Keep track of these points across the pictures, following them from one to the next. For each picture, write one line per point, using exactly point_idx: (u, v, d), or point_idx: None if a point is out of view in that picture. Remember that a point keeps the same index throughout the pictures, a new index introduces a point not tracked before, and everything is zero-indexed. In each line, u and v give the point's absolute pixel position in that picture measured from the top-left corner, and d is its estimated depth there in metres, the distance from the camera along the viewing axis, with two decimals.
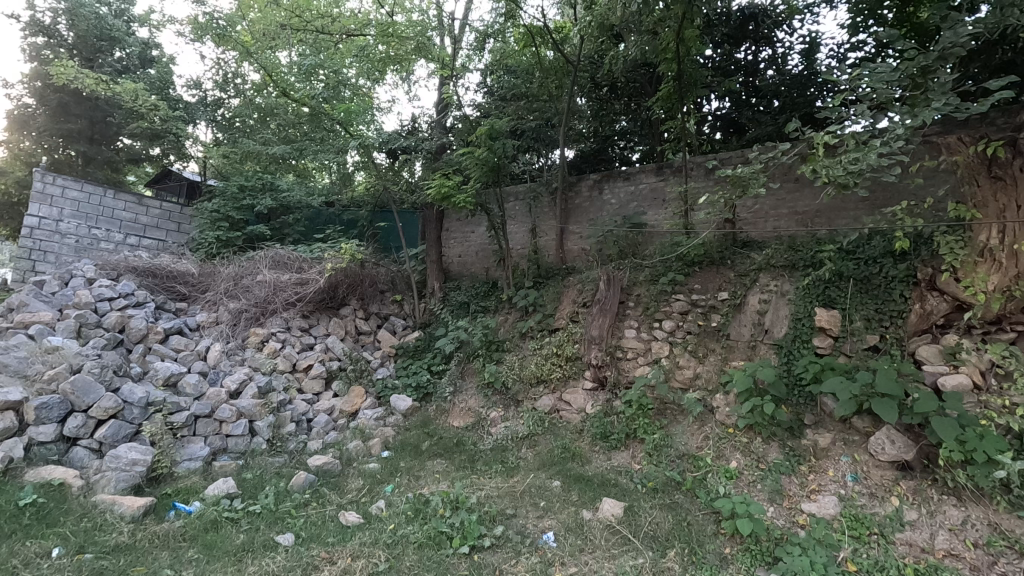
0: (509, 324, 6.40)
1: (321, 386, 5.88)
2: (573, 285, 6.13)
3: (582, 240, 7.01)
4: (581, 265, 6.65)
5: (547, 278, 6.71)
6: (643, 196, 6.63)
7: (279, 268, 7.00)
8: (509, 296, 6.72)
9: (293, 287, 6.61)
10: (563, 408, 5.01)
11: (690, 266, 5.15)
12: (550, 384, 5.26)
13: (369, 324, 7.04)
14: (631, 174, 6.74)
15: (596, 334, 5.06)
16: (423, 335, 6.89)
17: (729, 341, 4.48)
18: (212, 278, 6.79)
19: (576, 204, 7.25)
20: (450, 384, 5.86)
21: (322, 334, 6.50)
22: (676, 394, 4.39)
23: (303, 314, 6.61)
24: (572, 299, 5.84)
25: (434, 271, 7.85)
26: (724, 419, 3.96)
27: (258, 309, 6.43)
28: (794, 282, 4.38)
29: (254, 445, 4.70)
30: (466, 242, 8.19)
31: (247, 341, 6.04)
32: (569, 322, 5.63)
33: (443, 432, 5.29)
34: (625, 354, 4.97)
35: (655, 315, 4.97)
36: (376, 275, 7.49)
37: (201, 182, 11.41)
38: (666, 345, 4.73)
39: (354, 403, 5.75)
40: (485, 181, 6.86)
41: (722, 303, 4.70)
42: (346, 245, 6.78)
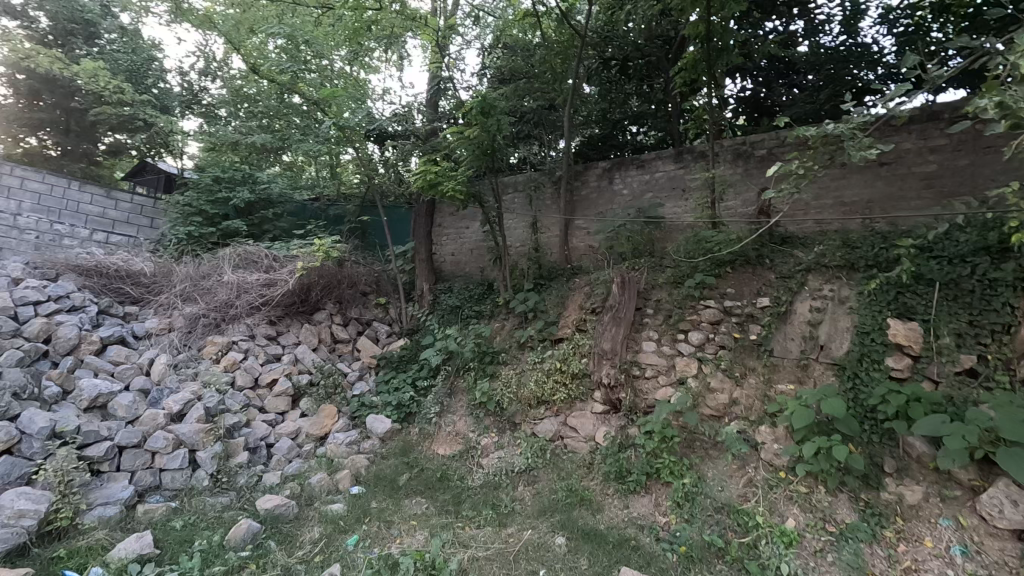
0: (506, 333, 5.58)
1: (286, 405, 5.07)
2: (579, 289, 5.30)
3: (589, 237, 6.18)
4: (589, 265, 5.82)
5: (550, 279, 5.89)
6: (660, 186, 5.80)
7: (245, 268, 6.20)
8: (506, 300, 5.91)
9: (260, 289, 5.80)
10: (569, 437, 4.20)
11: (720, 266, 4.31)
12: (554, 407, 4.43)
13: (348, 330, 6.20)
14: (646, 161, 5.91)
15: (607, 348, 4.22)
16: (409, 343, 6.08)
17: (773, 358, 3.65)
18: (168, 278, 5.98)
19: (583, 196, 6.42)
20: (436, 403, 5.03)
21: (292, 344, 5.69)
22: (708, 424, 3.57)
23: (271, 320, 5.79)
24: (578, 304, 5.01)
25: (424, 271, 7.06)
26: (774, 461, 3.14)
27: (218, 315, 5.61)
28: (854, 287, 3.54)
29: (193, 482, 3.89)
30: (461, 239, 7.40)
31: (202, 352, 5.24)
32: (576, 332, 4.80)
33: (425, 462, 4.48)
34: (643, 372, 4.14)
35: (679, 325, 4.13)
36: (357, 275, 6.63)
37: (178, 174, 10.59)
38: (694, 362, 3.89)
39: (324, 425, 4.94)
40: (478, 167, 6.02)
41: (763, 312, 3.87)
42: (320, 241, 5.94)
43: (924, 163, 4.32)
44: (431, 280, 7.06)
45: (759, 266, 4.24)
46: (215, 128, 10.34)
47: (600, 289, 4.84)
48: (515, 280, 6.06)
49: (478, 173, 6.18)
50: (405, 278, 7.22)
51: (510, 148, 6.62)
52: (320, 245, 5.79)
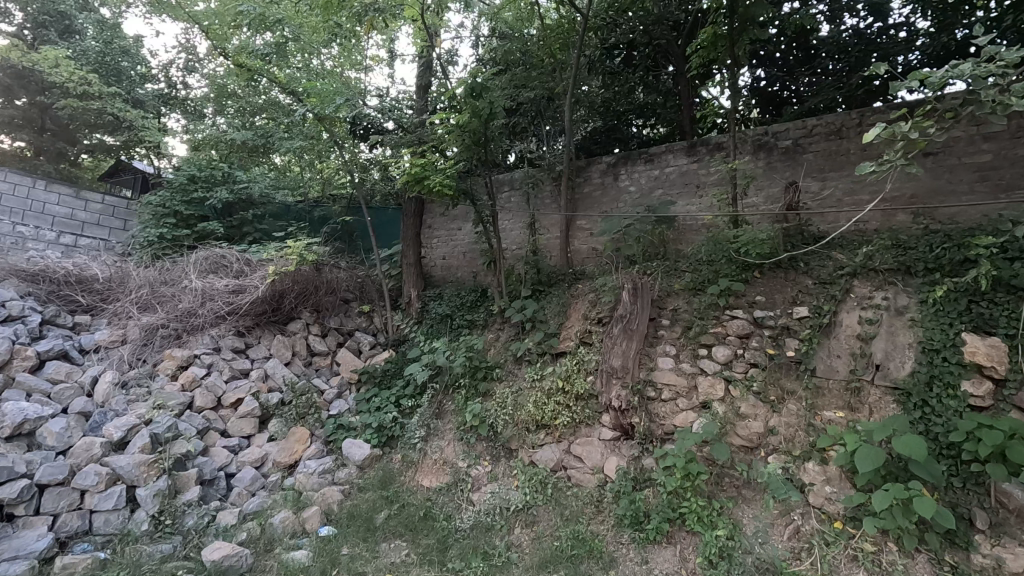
0: (500, 346, 5.04)
1: (253, 427, 4.49)
2: (583, 296, 4.74)
3: (592, 238, 5.62)
4: (592, 269, 5.26)
5: (549, 285, 5.34)
6: (670, 182, 5.25)
7: (211, 272, 5.61)
8: (501, 309, 5.37)
9: (226, 296, 5.22)
10: (574, 468, 3.64)
11: (745, 270, 3.75)
12: (555, 432, 3.87)
13: (326, 341, 5.61)
14: (655, 155, 5.37)
15: (618, 365, 3.65)
16: (394, 356, 5.52)
17: (815, 378, 3.09)
18: (125, 283, 5.38)
19: (585, 194, 5.86)
20: (422, 425, 4.46)
21: (261, 358, 5.09)
22: (740, 458, 3.02)
23: (239, 331, 5.20)
24: (583, 313, 4.45)
25: (412, 276, 6.50)
26: (827, 508, 2.60)
27: (179, 326, 5.03)
28: (914, 295, 2.98)
29: (130, 525, 3.30)
30: (452, 242, 6.84)
31: (158, 368, 4.64)
32: (580, 345, 4.24)
33: (408, 496, 3.90)
34: (660, 394, 3.57)
35: (701, 338, 3.57)
36: (337, 280, 6.03)
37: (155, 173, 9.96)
38: (720, 381, 3.33)
39: (293, 451, 4.34)
40: (469, 158, 5.44)
41: (801, 323, 3.31)
42: (294, 243, 5.37)
43: (977, 152, 3.76)
44: (420, 286, 6.49)
45: (791, 269, 3.69)
46: (192, 121, 9.68)
47: (606, 297, 4.28)
48: (511, 285, 5.49)
49: (467, 168, 5.64)
50: (391, 284, 6.67)
51: (504, 141, 6.03)
52: (294, 248, 5.23)
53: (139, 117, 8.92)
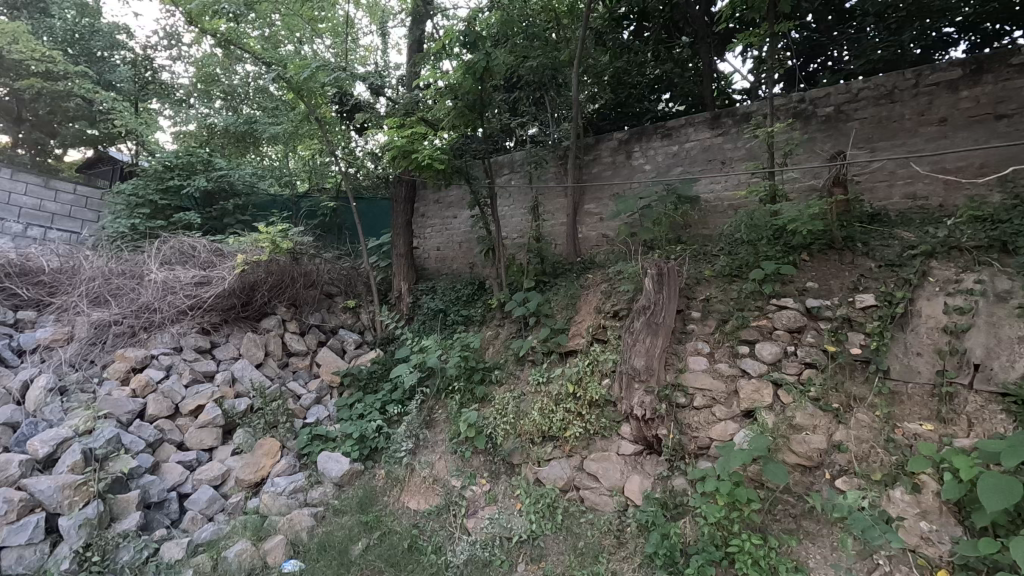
0: (500, 345, 4.46)
1: (215, 439, 3.90)
2: (595, 287, 4.14)
3: (602, 223, 5.03)
4: (603, 258, 4.68)
5: (554, 276, 4.75)
6: (691, 160, 4.67)
7: (176, 263, 5.00)
8: (501, 302, 4.77)
9: (190, 290, 4.63)
10: (587, 489, 3.07)
11: (791, 252, 3.17)
12: (566, 445, 3.29)
13: (304, 339, 4.99)
14: (674, 129, 4.79)
15: (641, 366, 3.05)
16: (381, 356, 4.93)
17: (889, 381, 2.51)
18: (77, 274, 4.77)
19: (594, 174, 5.26)
20: (410, 436, 3.86)
21: (228, 359, 4.48)
22: (798, 480, 2.44)
23: (204, 329, 4.61)
24: (596, 306, 3.86)
25: (402, 268, 5.91)
26: (924, 551, 2.03)
27: (136, 323, 4.44)
28: (1017, 277, 2.40)
29: (49, 565, 2.74)
30: (447, 231, 6.26)
31: (107, 371, 4.05)
32: (592, 343, 3.64)
33: (393, 521, 3.32)
34: (692, 401, 2.98)
35: (741, 334, 2.98)
36: (318, 272, 5.43)
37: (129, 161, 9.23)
38: (768, 386, 2.74)
39: (259, 467, 3.74)
40: (467, 127, 4.84)
41: (866, 314, 2.72)
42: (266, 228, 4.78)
43: None
44: (412, 279, 5.90)
45: (847, 250, 3.10)
46: (168, 104, 8.93)
47: (623, 286, 3.69)
48: (512, 276, 4.88)
49: (461, 146, 5.05)
50: (379, 277, 6.07)
51: (504, 117, 5.41)
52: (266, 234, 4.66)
53: (108, 98, 8.15)
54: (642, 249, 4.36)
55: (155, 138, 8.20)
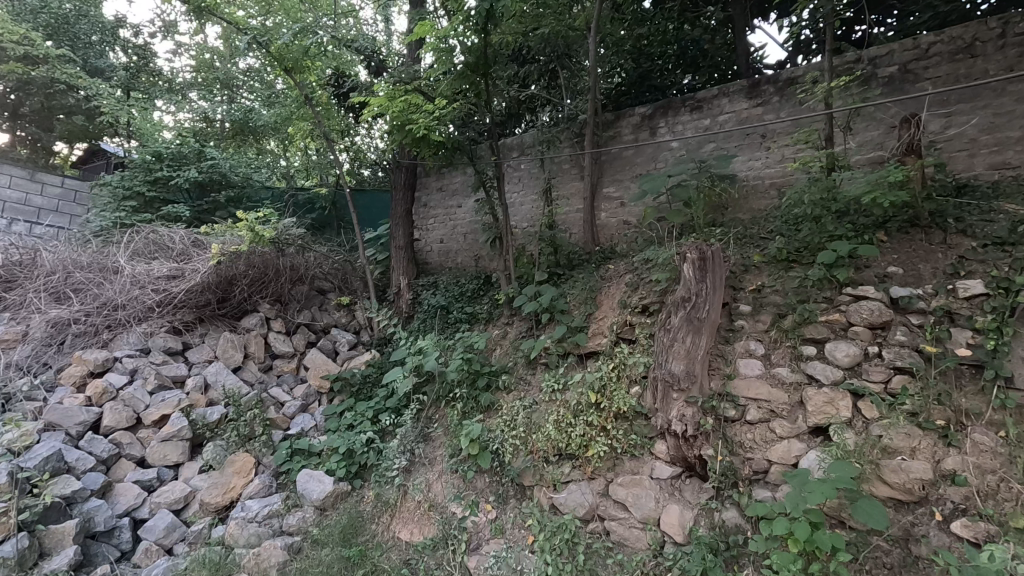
0: (509, 345, 3.93)
1: (181, 454, 3.39)
2: (618, 279, 3.58)
3: (623, 209, 4.49)
4: (625, 247, 4.14)
5: (570, 268, 4.21)
6: (726, 134, 4.09)
7: (148, 255, 4.51)
8: (510, 298, 4.24)
9: (161, 285, 4.13)
10: (614, 520, 2.53)
11: (863, 231, 2.60)
12: (587, 466, 2.74)
13: (291, 339, 4.48)
14: (704, 101, 4.24)
15: (681, 371, 2.49)
16: (376, 358, 4.42)
17: (1011, 391, 1.94)
18: (36, 268, 4.27)
19: (613, 155, 4.67)
20: (405, 452, 3.34)
21: (202, 362, 3.97)
22: (894, 521, 1.88)
23: (176, 329, 4.11)
24: (620, 300, 3.30)
25: (402, 261, 5.38)
26: None
27: (99, 322, 3.95)
28: None
29: None
30: (451, 221, 5.73)
31: (61, 376, 3.58)
32: (616, 343, 3.09)
33: (382, 557, 2.79)
34: (744, 414, 2.42)
35: (805, 331, 2.42)
36: (307, 265, 4.91)
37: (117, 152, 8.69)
38: (844, 396, 2.17)
39: (228, 487, 3.23)
40: (472, 101, 4.21)
41: (971, 305, 2.16)
42: (244, 214, 4.27)
43: None
44: (413, 273, 5.38)
45: (936, 229, 2.53)
46: (158, 93, 8.45)
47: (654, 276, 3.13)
48: (522, 269, 4.34)
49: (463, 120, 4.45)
50: (377, 271, 5.55)
51: (514, 92, 4.85)
52: (245, 219, 4.15)
53: (94, 85, 7.66)
54: (671, 235, 3.80)
55: (144, 127, 7.68)
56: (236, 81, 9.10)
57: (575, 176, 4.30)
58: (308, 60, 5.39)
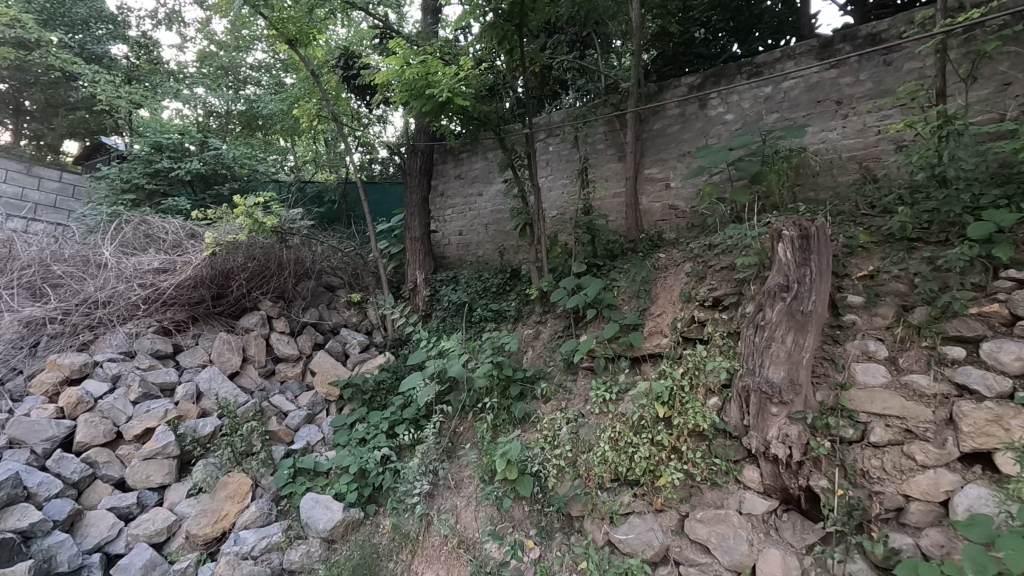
0: (545, 348, 3.43)
1: (167, 475, 2.92)
2: (676, 268, 3.05)
3: (670, 192, 3.98)
4: (676, 235, 3.63)
5: (612, 259, 3.70)
6: (792, 102, 3.54)
7: (137, 246, 4.02)
8: (544, 293, 3.73)
9: (148, 279, 3.65)
10: (694, 567, 2.01)
11: (1016, 194, 2.08)
12: (654, 496, 2.22)
13: (296, 340, 3.99)
14: (765, 66, 3.69)
15: (781, 380, 1.96)
16: (391, 361, 3.93)
17: None
18: (9, 261, 3.79)
19: (656, 131, 4.14)
20: (427, 473, 2.83)
21: (194, 367, 3.49)
22: None
23: (165, 329, 3.63)
24: (683, 292, 2.77)
25: (419, 255, 4.87)
26: None
27: (78, 323, 3.48)
28: None
29: None
30: (472, 211, 5.22)
31: (33, 383, 3.13)
32: (679, 345, 2.59)
33: None
34: (865, 433, 1.89)
35: (947, 329, 1.91)
36: (314, 259, 4.42)
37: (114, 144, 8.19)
38: (1017, 414, 1.65)
39: (221, 515, 2.77)
40: (501, 54, 3.63)
41: None
42: (242, 199, 3.78)
43: None
44: (430, 268, 4.88)
45: None
46: (157, 81, 7.97)
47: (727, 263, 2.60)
48: (556, 260, 3.83)
49: (490, 94, 3.88)
50: (391, 266, 5.06)
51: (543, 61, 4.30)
52: (243, 203, 3.67)
53: (90, 72, 7.17)
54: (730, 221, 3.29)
55: (144, 117, 7.20)
56: (241, 69, 8.63)
57: (624, 160, 3.82)
58: (317, 31, 4.87)
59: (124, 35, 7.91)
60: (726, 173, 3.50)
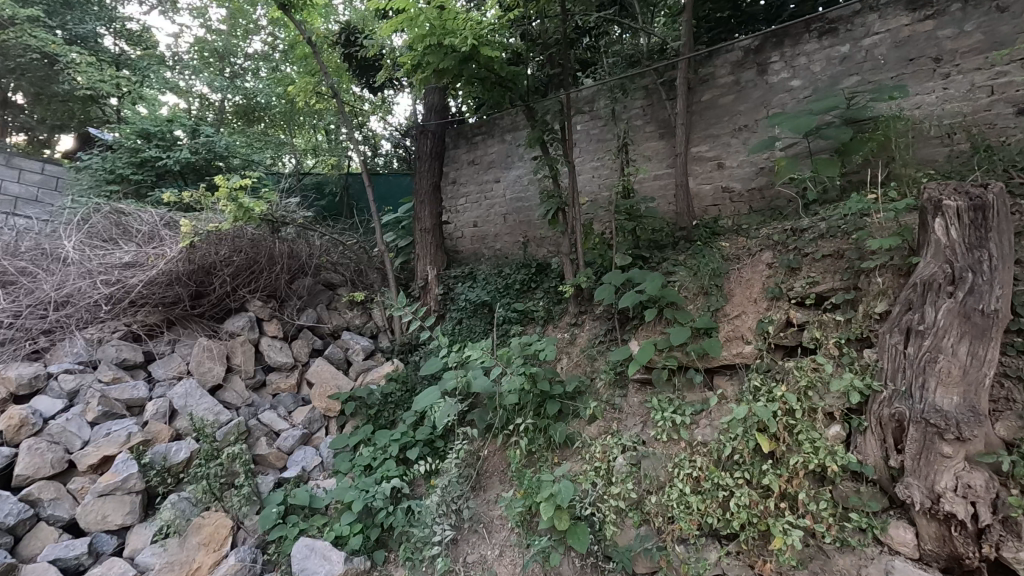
0: (587, 356, 2.86)
1: (130, 515, 2.38)
2: (750, 258, 2.49)
3: (723, 173, 3.44)
4: (739, 223, 3.08)
5: (661, 250, 3.15)
6: (876, 61, 2.98)
7: (107, 238, 3.45)
8: (581, 291, 3.17)
9: (115, 276, 3.11)
10: None
11: None
12: (759, 559, 1.66)
13: (290, 346, 3.45)
14: (841, 20, 3.10)
15: (956, 409, 1.47)
16: (400, 370, 3.38)
17: None
18: None
19: (705, 104, 3.59)
20: (450, 515, 2.28)
21: (168, 380, 2.94)
22: None
23: (136, 335, 3.09)
24: (768, 287, 2.22)
25: (430, 248, 4.31)
26: None
27: (31, 327, 2.94)
28: None
29: None
30: (488, 200, 4.68)
31: None
32: (767, 351, 2.09)
33: None
34: None
35: None
36: (312, 253, 3.85)
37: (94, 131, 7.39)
38: None
39: (191, 568, 2.25)
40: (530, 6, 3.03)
41: None
42: (224, 178, 3.19)
43: None
44: (442, 264, 4.34)
45: None
46: (145, 66, 7.31)
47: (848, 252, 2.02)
48: (592, 253, 3.27)
49: (519, 55, 3.27)
50: (398, 262, 4.49)
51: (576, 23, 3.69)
52: (224, 182, 3.09)
53: (71, 53, 6.53)
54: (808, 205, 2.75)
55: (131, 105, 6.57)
56: (236, 55, 8.01)
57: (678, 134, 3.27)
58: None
59: (108, 15, 7.26)
60: (801, 147, 2.95)
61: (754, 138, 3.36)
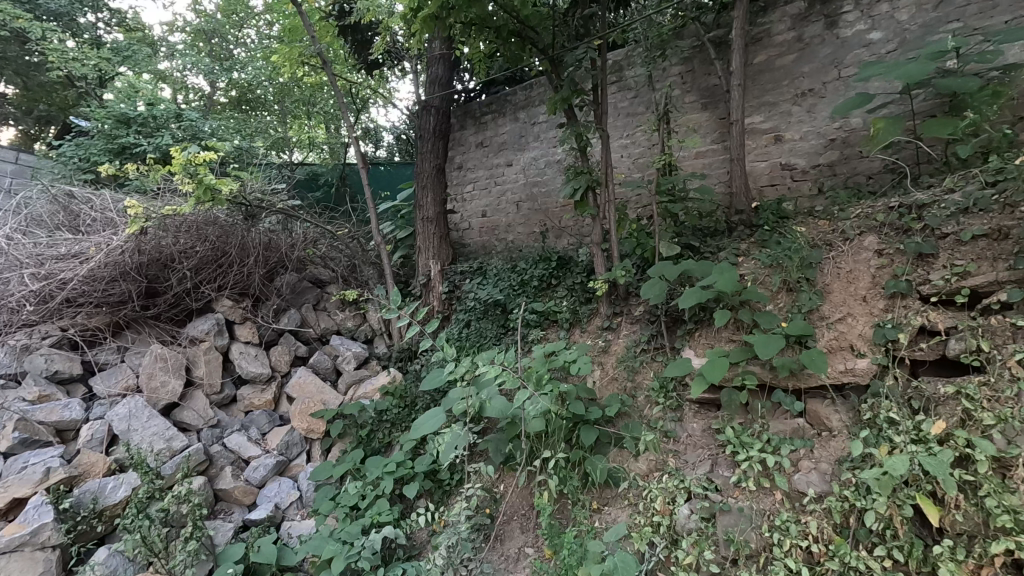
0: (628, 369, 2.29)
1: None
2: (847, 242, 1.91)
3: (782, 147, 2.89)
4: (814, 205, 2.50)
5: (713, 238, 2.60)
6: (984, 3, 2.38)
7: (47, 225, 2.89)
8: (616, 288, 2.62)
9: (50, 269, 2.55)
10: None
11: None
12: None
13: (267, 354, 2.89)
14: None
15: None
16: (396, 383, 2.82)
17: None
18: None
19: (758, 67, 3.01)
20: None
21: (112, 398, 2.40)
22: None
23: (74, 342, 2.54)
24: (887, 282, 1.67)
25: (433, 240, 3.73)
26: None
27: None
28: None
29: None
30: (499, 185, 4.12)
31: None
32: (897, 366, 1.56)
33: None
34: None
35: None
36: (293, 244, 3.27)
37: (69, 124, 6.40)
38: None
39: None
40: None
41: None
42: (179, 151, 2.58)
43: None
44: (447, 258, 3.79)
45: None
46: (127, 46, 6.66)
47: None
48: (629, 242, 2.70)
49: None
50: (397, 256, 3.94)
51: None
52: (178, 153, 2.50)
53: (47, 33, 5.95)
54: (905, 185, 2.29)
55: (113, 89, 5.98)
56: (230, 44, 7.46)
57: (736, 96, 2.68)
58: None
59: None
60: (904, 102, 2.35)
61: (822, 105, 2.79)
